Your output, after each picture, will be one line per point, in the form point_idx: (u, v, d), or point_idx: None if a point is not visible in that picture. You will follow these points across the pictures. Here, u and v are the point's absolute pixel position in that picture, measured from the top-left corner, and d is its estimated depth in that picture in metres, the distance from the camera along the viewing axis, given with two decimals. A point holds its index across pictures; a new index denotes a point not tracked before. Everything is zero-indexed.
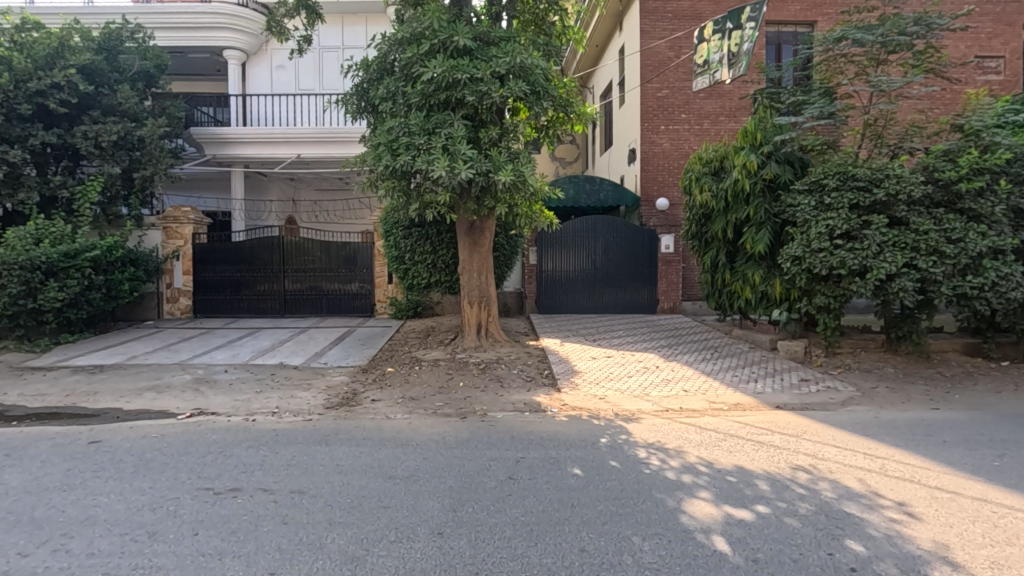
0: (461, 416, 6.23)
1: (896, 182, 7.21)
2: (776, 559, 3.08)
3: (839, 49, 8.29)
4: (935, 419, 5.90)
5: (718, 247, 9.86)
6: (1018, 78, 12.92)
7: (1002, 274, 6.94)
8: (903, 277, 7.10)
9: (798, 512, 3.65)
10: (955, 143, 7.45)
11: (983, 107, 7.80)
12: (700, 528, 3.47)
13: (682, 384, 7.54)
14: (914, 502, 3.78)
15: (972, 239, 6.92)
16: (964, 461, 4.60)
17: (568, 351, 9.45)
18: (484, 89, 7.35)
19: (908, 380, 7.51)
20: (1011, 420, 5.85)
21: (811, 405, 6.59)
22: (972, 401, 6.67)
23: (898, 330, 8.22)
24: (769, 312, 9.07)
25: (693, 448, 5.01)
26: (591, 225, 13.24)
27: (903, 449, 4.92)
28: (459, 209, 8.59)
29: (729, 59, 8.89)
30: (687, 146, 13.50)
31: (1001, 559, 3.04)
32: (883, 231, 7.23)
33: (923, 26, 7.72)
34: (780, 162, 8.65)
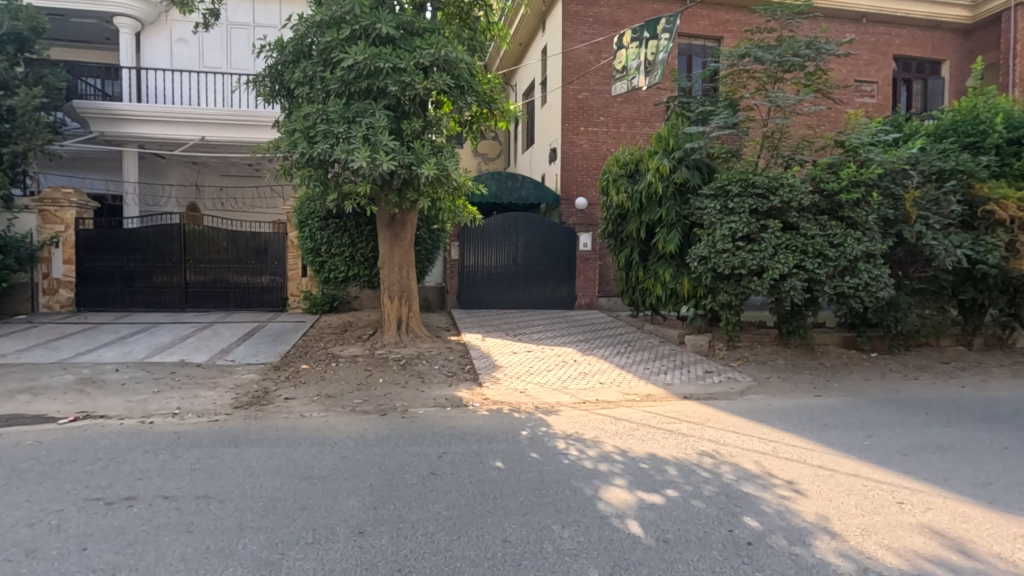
0: (381, 412, 6.10)
1: (789, 190, 7.91)
2: (683, 538, 3.30)
3: (742, 65, 8.98)
4: (818, 405, 6.57)
5: (632, 246, 10.33)
6: (889, 102, 14.57)
7: (873, 276, 7.80)
8: (793, 278, 7.83)
9: (704, 494, 3.94)
10: (838, 157, 8.26)
11: (862, 126, 8.67)
12: (615, 514, 3.64)
13: (598, 377, 7.84)
14: (800, 480, 4.19)
15: (849, 244, 7.75)
16: (842, 441, 5.15)
17: (489, 346, 9.51)
18: (407, 80, 7.21)
19: (796, 371, 8.29)
20: (879, 404, 6.62)
21: (714, 395, 7.10)
22: (848, 388, 7.48)
23: (788, 325, 9.03)
24: (677, 308, 9.64)
25: (608, 437, 5.25)
26: (513, 221, 13.39)
27: (791, 433, 5.43)
28: (380, 201, 8.38)
29: (646, 66, 9.33)
30: (605, 148, 14.01)
31: (869, 526, 3.45)
32: (778, 234, 7.92)
33: (813, 50, 8.49)
34: (690, 168, 9.22)
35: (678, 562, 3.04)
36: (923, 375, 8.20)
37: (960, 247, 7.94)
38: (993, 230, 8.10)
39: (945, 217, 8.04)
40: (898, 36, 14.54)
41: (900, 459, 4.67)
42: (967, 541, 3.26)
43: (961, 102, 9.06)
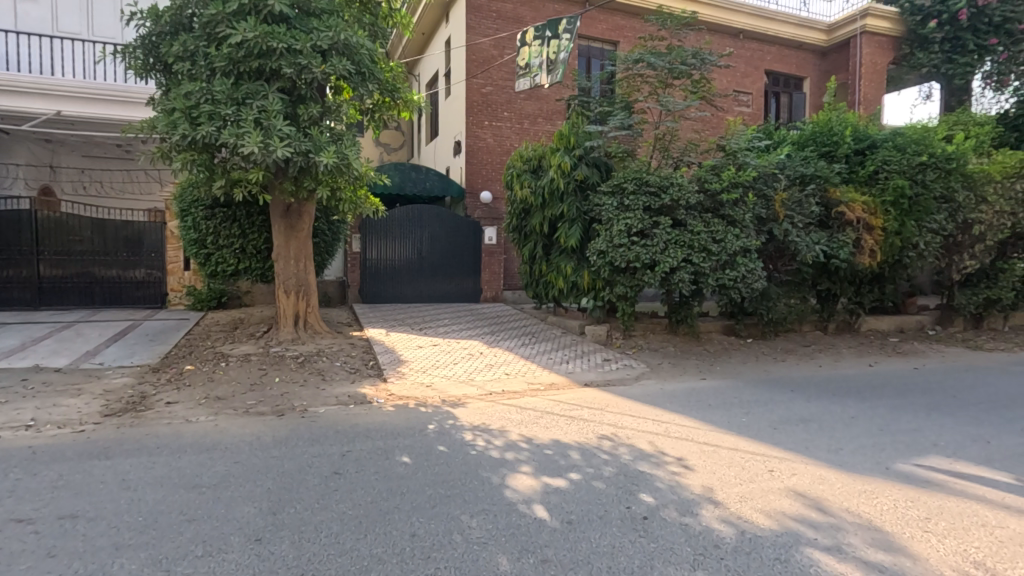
0: (277, 413, 5.77)
1: (677, 190, 8.54)
2: (586, 518, 3.47)
3: (636, 70, 9.53)
4: (703, 388, 7.16)
5: (535, 240, 10.59)
6: (761, 112, 16.10)
7: (749, 269, 8.61)
8: (681, 271, 8.45)
9: (604, 475, 4.16)
10: (720, 160, 9.01)
11: (739, 133, 9.50)
12: (522, 500, 3.75)
13: (504, 368, 7.98)
14: (688, 456, 4.57)
15: (729, 240, 8.50)
16: (723, 419, 5.67)
17: (394, 340, 9.31)
18: (303, 63, 6.83)
19: (684, 356, 8.97)
20: (754, 384, 7.35)
21: (612, 382, 7.50)
22: (728, 371, 8.22)
23: (677, 314, 9.74)
24: (578, 300, 10.05)
25: (514, 427, 5.36)
26: (417, 213, 13.18)
27: (681, 414, 5.88)
28: (274, 189, 7.89)
29: (548, 65, 9.57)
30: (509, 143, 14.20)
31: (746, 493, 3.83)
32: (668, 230, 8.52)
33: (698, 60, 9.16)
34: (589, 166, 9.62)
35: (580, 541, 3.19)
36: (789, 357, 9.21)
37: (818, 244, 9.00)
38: (844, 229, 9.25)
39: (806, 217, 9.07)
40: (769, 53, 16.10)
41: (770, 432, 5.23)
42: (824, 499, 3.73)
43: (819, 116, 10.24)
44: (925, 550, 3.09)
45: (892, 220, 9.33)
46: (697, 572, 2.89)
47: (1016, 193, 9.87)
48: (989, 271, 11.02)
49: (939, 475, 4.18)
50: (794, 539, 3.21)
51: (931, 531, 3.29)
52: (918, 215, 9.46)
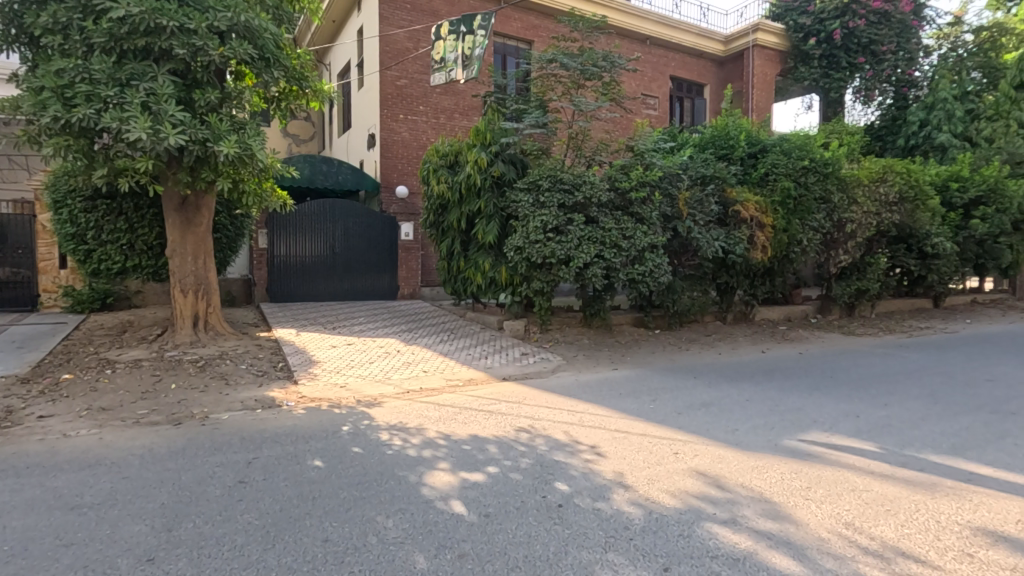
0: (174, 422, 5.34)
1: (590, 188, 8.83)
2: (502, 511, 3.52)
3: (550, 70, 9.73)
4: (615, 377, 7.48)
5: (453, 236, 10.55)
6: (667, 116, 17.00)
7: (657, 264, 9.07)
8: (594, 266, 8.77)
9: (520, 467, 4.24)
10: (628, 160, 9.42)
11: (646, 135, 9.92)
12: (440, 497, 3.73)
13: (421, 365, 7.89)
14: (601, 443, 4.76)
15: (638, 236, 8.91)
16: (633, 407, 5.96)
17: (305, 340, 8.91)
18: (198, 44, 6.33)
19: (598, 348, 9.32)
20: (662, 373, 7.78)
21: (529, 375, 7.65)
22: (638, 361, 8.64)
23: (591, 308, 10.10)
24: (496, 296, 10.14)
25: (432, 424, 5.32)
26: (329, 208, 12.68)
27: (594, 403, 6.11)
28: (166, 179, 7.26)
29: (463, 60, 9.53)
30: (425, 137, 14.00)
31: (653, 476, 4.05)
32: (581, 227, 8.81)
33: (609, 63, 9.50)
34: (505, 163, 9.69)
35: (498, 533, 3.23)
36: (693, 346, 9.85)
37: (717, 240, 9.67)
38: (740, 226, 10.00)
39: (706, 215, 9.71)
40: (673, 60, 17.04)
41: (675, 417, 5.57)
42: (721, 476, 4.04)
43: (717, 121, 10.98)
44: (806, 516, 3.42)
45: (780, 219, 10.22)
46: (608, 554, 3.02)
47: (880, 196, 11.15)
48: (860, 264, 12.38)
49: (818, 448, 4.65)
50: (695, 515, 3.44)
51: (810, 499, 3.66)
52: (801, 215, 10.43)
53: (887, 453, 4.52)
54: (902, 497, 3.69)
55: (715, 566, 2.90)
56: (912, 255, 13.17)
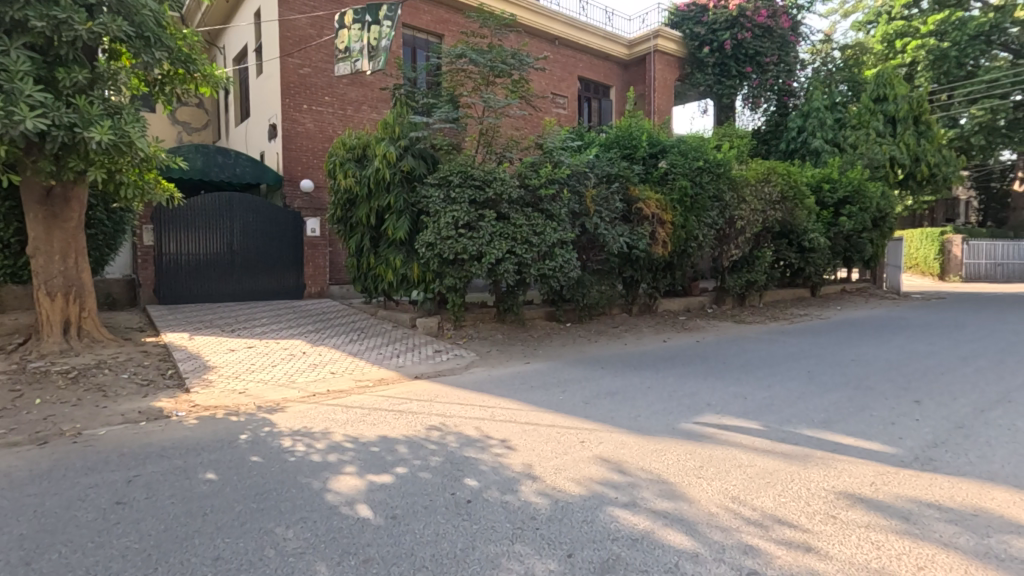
0: (38, 442, 4.75)
1: (500, 184, 8.90)
2: (410, 511, 3.47)
3: (460, 65, 9.68)
4: (527, 371, 7.61)
5: (362, 232, 10.22)
6: (576, 115, 17.50)
7: (566, 259, 9.31)
8: (506, 262, 8.86)
9: (430, 465, 4.19)
10: (538, 157, 9.58)
11: (554, 133, 10.09)
12: (344, 502, 3.61)
13: (329, 367, 7.59)
14: (511, 437, 4.83)
15: (548, 232, 9.10)
16: (543, 399, 6.09)
17: (199, 345, 8.27)
18: (62, 16, 5.66)
19: (511, 343, 9.45)
20: (572, 364, 8.02)
21: (442, 372, 7.59)
22: (550, 354, 8.86)
23: (504, 303, 10.20)
24: (408, 293, 9.96)
25: (339, 427, 5.13)
26: (225, 202, 11.83)
27: (505, 398, 6.18)
28: (25, 168, 6.42)
29: (369, 51, 9.25)
30: (331, 129, 13.43)
31: (560, 465, 4.17)
32: (493, 223, 8.87)
33: (517, 61, 9.60)
34: (415, 157, 9.52)
35: (404, 534, 3.18)
36: (601, 338, 10.24)
37: (622, 236, 10.10)
38: (643, 223, 10.52)
39: (612, 212, 10.11)
40: (581, 61, 17.56)
41: (583, 407, 5.76)
42: (623, 461, 4.23)
43: (621, 122, 11.44)
44: (697, 493, 3.67)
45: (678, 216, 10.87)
46: (515, 545, 3.07)
47: (765, 195, 12.18)
48: (749, 258, 13.45)
49: (710, 429, 5.01)
50: (599, 500, 3.59)
51: (702, 477, 3.93)
52: (697, 212, 11.18)
53: (768, 430, 4.96)
54: (780, 469, 4.07)
55: (615, 548, 3.03)
56: (792, 249, 14.53)
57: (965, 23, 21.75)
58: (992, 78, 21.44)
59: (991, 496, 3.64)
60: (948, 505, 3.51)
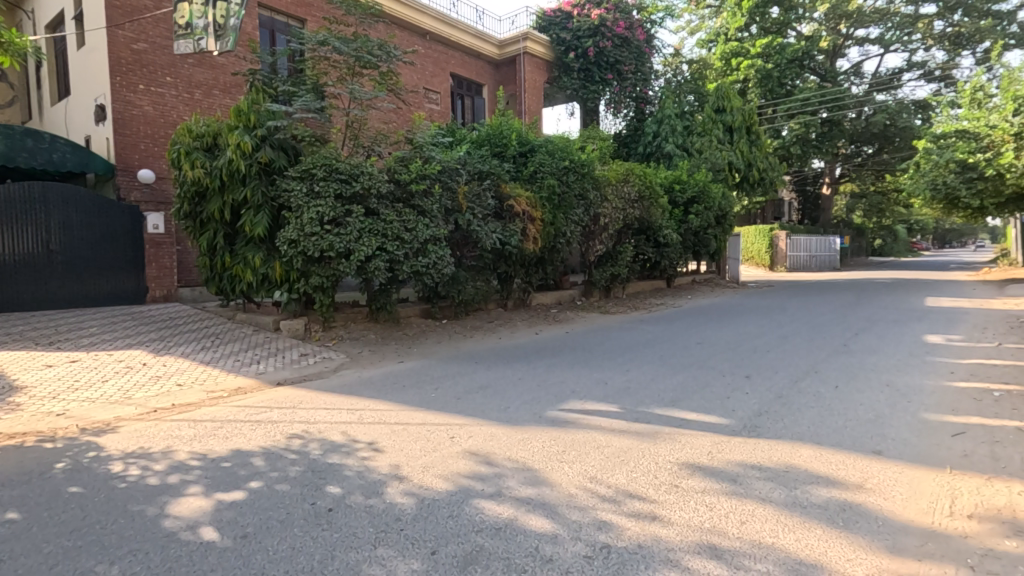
0: None
1: (368, 179, 8.58)
2: (263, 527, 3.23)
3: (322, 52, 9.16)
4: (400, 370, 7.45)
5: (215, 228, 9.30)
6: (449, 111, 17.46)
7: (439, 255, 9.22)
8: (376, 259, 8.58)
9: (288, 477, 3.94)
10: (407, 152, 9.37)
11: (424, 129, 9.91)
12: (186, 526, 3.26)
13: (176, 378, 6.82)
14: (379, 438, 4.69)
15: (420, 229, 8.96)
16: (415, 398, 6.01)
17: (4, 362, 6.98)
18: None
19: (384, 342, 9.20)
20: (446, 361, 7.99)
21: (309, 377, 7.17)
22: (424, 352, 8.76)
23: (376, 302, 9.89)
24: (270, 294, 9.27)
25: (184, 444, 4.63)
26: (37, 194, 10.11)
27: (376, 399, 6.00)
28: None
29: (216, 29, 8.41)
30: (174, 114, 12.03)
31: (429, 463, 4.13)
32: (361, 219, 8.53)
33: (384, 53, 9.29)
34: (274, 148, 8.84)
35: (255, 553, 2.95)
36: (477, 333, 10.35)
37: (494, 232, 10.25)
38: (514, 219, 10.77)
39: (484, 209, 10.23)
40: (452, 57, 17.54)
41: (455, 403, 5.78)
42: (492, 453, 4.32)
43: (492, 120, 11.59)
44: (559, 477, 3.86)
45: (547, 213, 11.30)
46: (378, 549, 2.99)
47: (625, 194, 13.11)
48: (613, 253, 14.39)
49: (573, 415, 5.28)
50: (465, 494, 3.62)
51: (564, 461, 4.13)
52: (565, 209, 11.72)
53: (625, 412, 5.35)
54: (633, 447, 4.41)
55: (479, 539, 3.08)
56: (649, 244, 15.81)
57: (784, 49, 25.19)
58: (805, 98, 25.32)
59: (799, 453, 4.26)
60: (766, 465, 4.05)
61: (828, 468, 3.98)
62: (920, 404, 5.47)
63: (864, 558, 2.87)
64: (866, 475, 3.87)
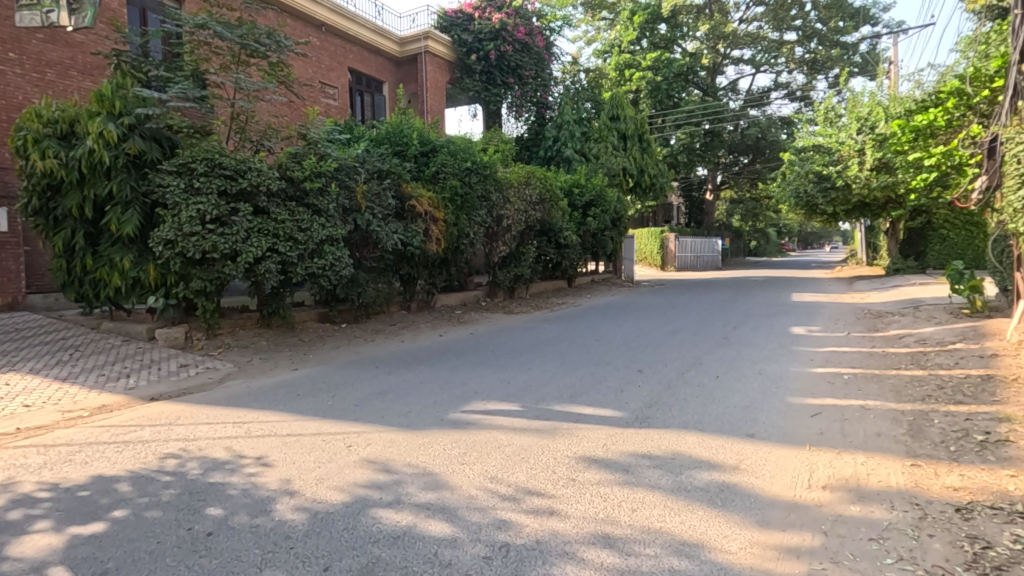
0: None
1: (257, 175, 8.01)
2: (129, 561, 2.89)
3: (202, 37, 8.40)
4: (295, 378, 7.04)
5: (72, 227, 8.23)
6: (347, 107, 16.79)
7: (337, 257, 8.82)
8: (267, 260, 8.06)
9: (160, 502, 3.56)
10: (300, 148, 8.86)
11: (319, 124, 9.41)
12: (30, 569, 2.84)
13: (23, 398, 5.94)
14: (269, 452, 4.40)
15: (315, 229, 8.52)
16: (310, 407, 5.70)
17: None
18: None
19: (277, 349, 8.65)
20: (345, 367, 7.67)
21: (189, 390, 6.56)
22: (321, 358, 8.36)
23: (268, 307, 9.26)
24: (143, 300, 8.37)
25: (31, 474, 4.04)
26: None
27: (266, 410, 5.62)
28: None
29: (70, 2, 7.43)
30: (20, 95, 10.49)
31: (323, 475, 3.93)
32: (249, 218, 7.95)
33: (273, 42, 8.69)
34: (146, 139, 7.98)
35: None
36: (378, 336, 10.05)
37: (396, 233, 10.00)
38: (416, 220, 10.57)
39: (384, 209, 9.94)
40: (350, 51, 16.90)
41: (353, 409, 5.56)
42: (391, 460, 4.20)
43: (392, 118, 11.29)
44: (460, 479, 3.83)
45: (450, 214, 11.22)
46: (264, 572, 2.79)
47: (526, 197, 13.36)
48: (516, 254, 14.62)
49: (476, 416, 5.28)
50: (362, 505, 3.49)
51: (465, 463, 4.11)
52: (468, 210, 11.71)
53: (526, 410, 5.44)
54: (533, 445, 4.49)
55: (376, 550, 2.98)
56: (551, 245, 16.24)
57: (671, 64, 27.02)
58: (690, 110, 27.50)
59: (684, 440, 4.57)
60: (655, 453, 4.31)
61: (709, 452, 4.30)
62: (785, 389, 6.10)
63: (738, 534, 3.13)
64: (741, 457, 4.24)
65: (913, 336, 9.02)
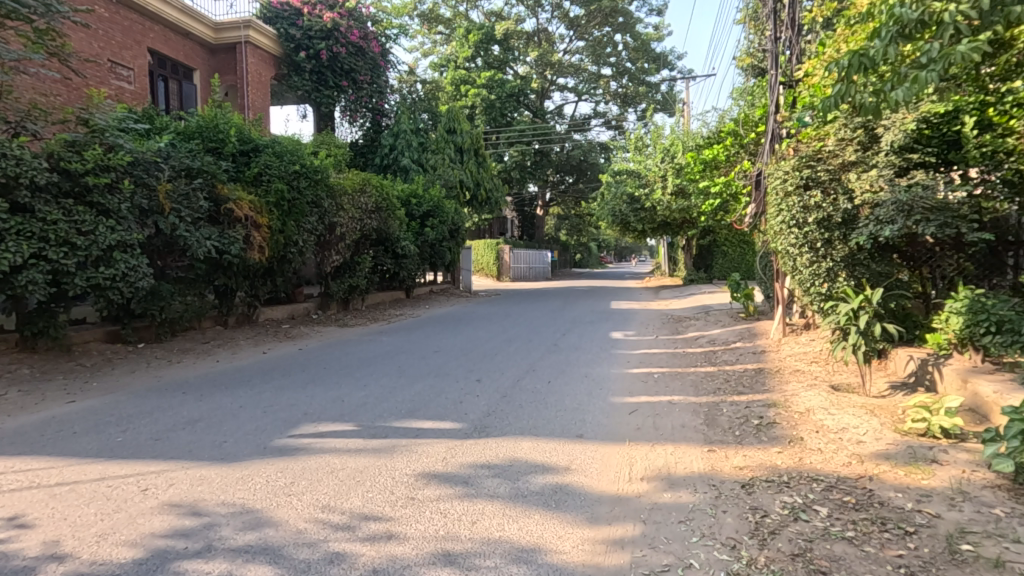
0: None
1: (15, 164, 6.47)
2: None
3: None
4: (67, 413, 5.77)
5: None
6: (146, 93, 14.41)
7: (130, 265, 7.48)
8: (30, 270, 6.55)
9: None
10: (79, 135, 7.33)
11: (107, 109, 7.87)
12: None
13: None
14: (29, 510, 3.52)
15: (101, 232, 7.13)
16: (89, 447, 4.70)
17: None
18: None
19: (45, 378, 7.05)
20: (138, 395, 6.51)
21: None
22: (108, 385, 7.01)
23: (32, 327, 7.52)
24: None
25: None
26: None
27: (23, 456, 4.51)
28: None
29: None
30: None
31: (107, 530, 3.25)
32: (3, 217, 6.37)
33: (41, 5, 7.01)
34: None
35: None
36: (185, 356, 8.77)
37: (209, 239, 8.85)
38: (234, 225, 9.45)
39: (194, 211, 8.71)
40: (150, 29, 14.60)
41: (150, 445, 4.74)
42: (200, 501, 3.64)
43: (204, 110, 9.95)
44: (286, 514, 3.47)
45: (275, 220, 10.26)
46: None
47: (361, 204, 12.84)
48: (350, 263, 13.93)
49: (305, 441, 4.84)
50: (160, 559, 2.96)
51: (291, 494, 3.74)
52: (296, 217, 10.85)
53: (361, 429, 5.16)
54: (369, 466, 4.26)
55: None
56: (388, 255, 15.79)
57: (503, 84, 28.41)
58: (521, 130, 29.26)
59: (520, 446, 4.72)
60: (493, 462, 4.37)
61: (543, 456, 4.49)
62: (608, 390, 6.68)
63: (572, 533, 3.30)
64: (571, 457, 4.51)
65: (705, 337, 10.56)
